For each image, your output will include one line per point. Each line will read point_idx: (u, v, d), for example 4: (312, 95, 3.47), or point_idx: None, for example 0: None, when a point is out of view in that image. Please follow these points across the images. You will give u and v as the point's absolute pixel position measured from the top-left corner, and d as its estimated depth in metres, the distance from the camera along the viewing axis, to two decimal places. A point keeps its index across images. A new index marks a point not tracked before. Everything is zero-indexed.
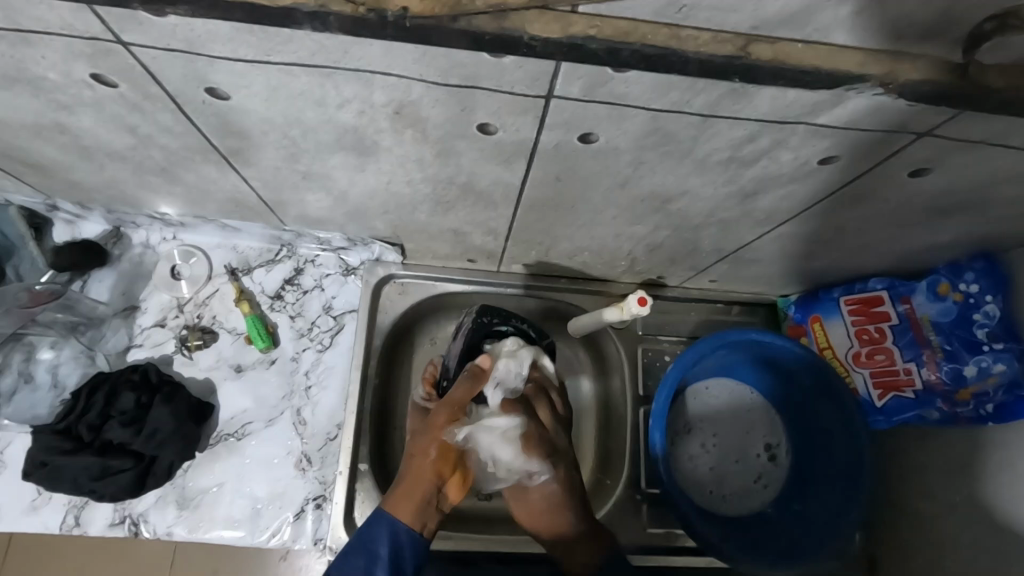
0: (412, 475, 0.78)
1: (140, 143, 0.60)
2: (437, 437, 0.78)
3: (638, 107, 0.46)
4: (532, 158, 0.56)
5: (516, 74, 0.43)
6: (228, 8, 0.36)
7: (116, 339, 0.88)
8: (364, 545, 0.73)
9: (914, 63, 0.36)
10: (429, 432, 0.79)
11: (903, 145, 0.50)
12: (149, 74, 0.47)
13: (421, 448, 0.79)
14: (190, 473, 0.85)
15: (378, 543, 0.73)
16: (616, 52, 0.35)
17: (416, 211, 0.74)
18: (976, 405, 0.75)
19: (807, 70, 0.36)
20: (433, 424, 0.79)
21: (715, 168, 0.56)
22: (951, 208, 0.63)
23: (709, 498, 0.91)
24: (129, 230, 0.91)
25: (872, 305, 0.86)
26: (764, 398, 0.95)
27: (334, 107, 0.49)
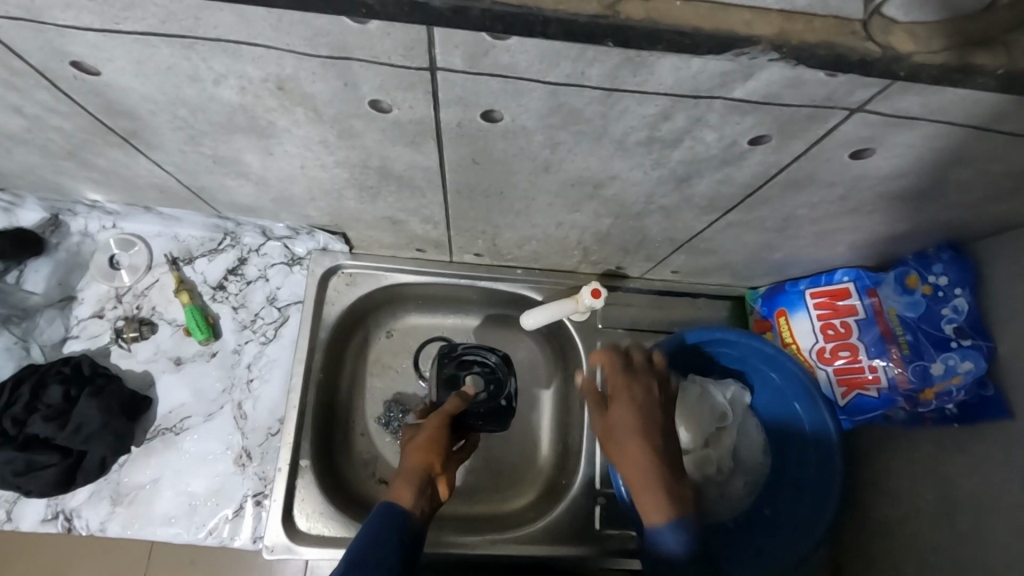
0: (405, 474, 0.67)
1: (35, 125, 0.57)
2: (434, 437, 0.71)
3: (531, 80, 0.42)
4: (440, 139, 0.52)
5: (386, 43, 0.39)
6: None
7: (52, 330, 0.85)
8: (375, 548, 0.58)
9: (810, 24, 0.32)
10: (423, 433, 0.72)
11: (835, 123, 0.45)
12: (5, 47, 0.43)
13: (415, 450, 0.70)
14: (125, 469, 0.82)
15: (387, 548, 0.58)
16: (464, 11, 0.31)
17: (344, 198, 0.70)
18: (939, 405, 0.70)
19: (686, 30, 0.31)
20: (424, 428, 0.72)
21: (638, 150, 0.52)
22: (906, 193, 0.58)
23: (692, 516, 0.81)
24: (67, 217, 0.88)
25: (838, 298, 0.81)
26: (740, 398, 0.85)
27: (212, 82, 0.46)
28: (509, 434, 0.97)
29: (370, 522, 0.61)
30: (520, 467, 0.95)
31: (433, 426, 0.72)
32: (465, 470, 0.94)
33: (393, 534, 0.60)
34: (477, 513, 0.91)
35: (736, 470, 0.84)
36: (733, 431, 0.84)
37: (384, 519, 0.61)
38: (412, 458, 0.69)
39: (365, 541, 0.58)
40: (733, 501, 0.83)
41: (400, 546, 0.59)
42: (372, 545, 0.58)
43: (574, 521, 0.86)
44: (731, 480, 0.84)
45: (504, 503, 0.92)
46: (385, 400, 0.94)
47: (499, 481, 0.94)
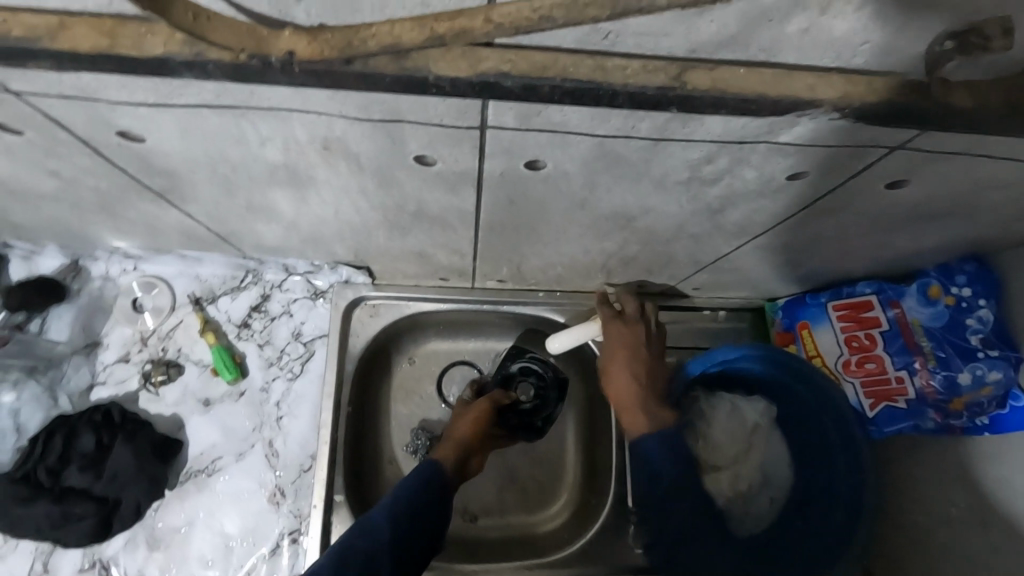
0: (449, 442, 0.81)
1: (68, 185, 0.57)
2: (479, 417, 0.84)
3: (581, 133, 0.42)
4: (479, 185, 0.52)
5: (440, 108, 0.39)
6: (94, 62, 0.32)
7: (79, 377, 0.85)
8: (419, 496, 0.69)
9: (869, 84, 0.33)
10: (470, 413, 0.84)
11: (875, 159, 0.46)
12: (51, 120, 0.43)
13: (462, 426, 0.83)
14: (160, 513, 0.82)
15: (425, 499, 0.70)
16: (534, 89, 0.32)
17: (374, 237, 0.69)
18: (970, 416, 0.72)
19: (751, 99, 0.33)
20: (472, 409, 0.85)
21: (676, 188, 0.52)
22: (936, 215, 0.59)
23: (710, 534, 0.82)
24: (88, 262, 0.87)
25: (861, 310, 0.81)
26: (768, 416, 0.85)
27: (257, 144, 0.46)
28: (535, 454, 0.96)
29: (415, 473, 0.73)
30: (547, 485, 0.95)
31: (479, 408, 0.85)
32: (494, 491, 0.94)
33: (431, 487, 0.71)
34: (509, 534, 0.92)
35: (763, 485, 0.85)
36: (760, 448, 0.84)
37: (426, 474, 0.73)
38: (458, 431, 0.82)
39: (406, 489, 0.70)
40: (756, 517, 0.84)
41: (435, 499, 0.71)
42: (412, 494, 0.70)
43: (606, 541, 0.86)
44: (759, 496, 0.84)
45: (533, 522, 0.93)
46: (412, 428, 0.94)
47: (527, 500, 0.94)
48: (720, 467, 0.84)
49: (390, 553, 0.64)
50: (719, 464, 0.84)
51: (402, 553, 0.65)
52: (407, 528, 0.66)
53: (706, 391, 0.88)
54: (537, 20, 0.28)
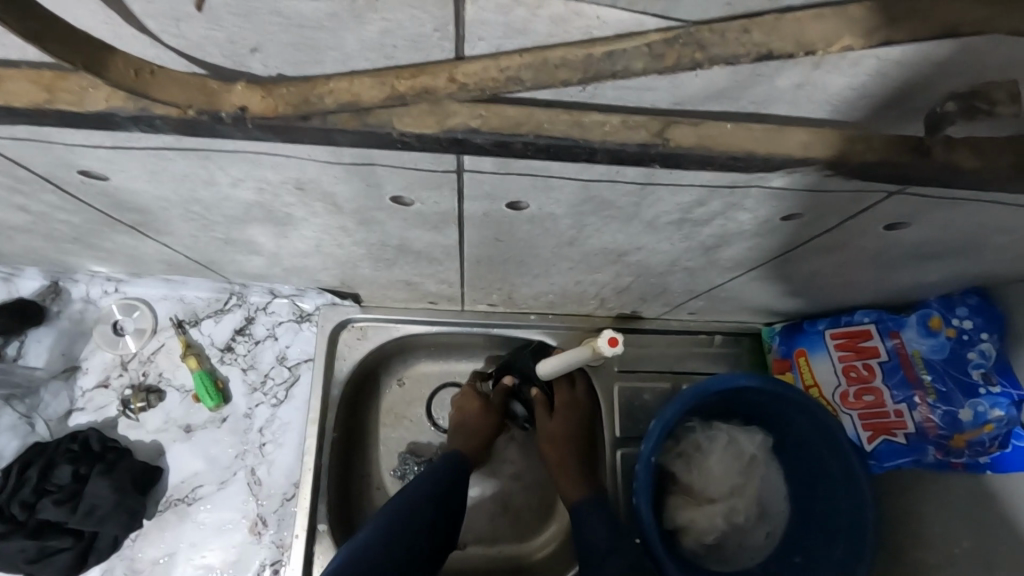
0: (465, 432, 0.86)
1: (39, 219, 0.55)
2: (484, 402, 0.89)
3: (565, 178, 0.40)
4: (462, 224, 0.50)
5: (414, 155, 0.37)
6: (36, 116, 0.30)
7: (58, 403, 0.83)
8: (440, 489, 0.75)
9: (867, 141, 0.32)
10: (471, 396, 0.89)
11: (874, 203, 0.44)
12: (11, 161, 0.42)
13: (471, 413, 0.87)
14: (139, 544, 0.80)
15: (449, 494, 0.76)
16: (508, 145, 0.30)
17: (358, 267, 0.67)
18: (972, 454, 0.69)
19: (741, 156, 0.31)
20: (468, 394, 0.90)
21: (667, 227, 0.50)
22: (937, 253, 0.57)
23: (695, 565, 0.81)
24: (68, 284, 0.86)
25: (860, 339, 0.78)
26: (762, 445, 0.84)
27: (227, 185, 0.44)
28: (527, 480, 0.92)
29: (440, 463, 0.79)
30: (539, 513, 0.91)
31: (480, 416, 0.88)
32: (484, 518, 0.91)
33: (453, 478, 0.77)
34: (499, 563, 0.89)
35: (759, 517, 0.83)
36: (756, 478, 0.83)
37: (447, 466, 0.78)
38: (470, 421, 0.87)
39: (434, 480, 0.76)
40: (752, 549, 0.82)
41: (457, 489, 0.77)
42: (439, 486, 0.75)
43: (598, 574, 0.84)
44: (756, 527, 0.83)
45: (525, 552, 0.89)
46: (401, 451, 0.92)
47: (519, 528, 0.90)
48: (715, 499, 0.80)
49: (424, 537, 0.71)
50: (714, 495, 0.81)
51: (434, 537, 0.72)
52: (438, 517, 0.73)
53: (701, 421, 0.85)
54: (505, 80, 0.26)
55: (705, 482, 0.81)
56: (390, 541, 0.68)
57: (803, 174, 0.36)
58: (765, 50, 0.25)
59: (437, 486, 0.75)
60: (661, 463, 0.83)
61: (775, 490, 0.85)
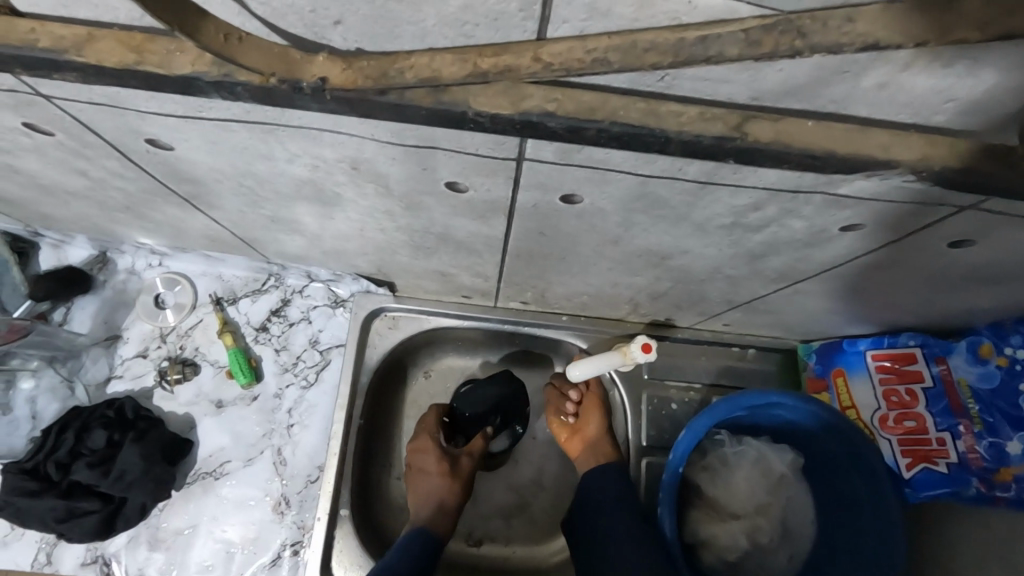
0: (439, 509, 0.80)
1: (97, 185, 0.57)
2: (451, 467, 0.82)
3: (623, 172, 0.40)
4: (510, 215, 0.50)
5: (475, 139, 0.37)
6: (120, 76, 0.31)
7: (96, 369, 0.86)
8: (411, 564, 0.71)
9: (951, 148, 0.31)
10: (435, 460, 0.82)
11: (942, 217, 0.43)
12: (81, 124, 0.43)
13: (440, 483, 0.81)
14: (165, 513, 0.81)
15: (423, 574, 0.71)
16: (580, 131, 0.30)
17: (397, 254, 0.67)
18: (1017, 490, 0.66)
19: (818, 155, 0.30)
20: (433, 457, 0.82)
21: (718, 232, 0.49)
22: (998, 277, 0.55)
23: None
24: (115, 255, 0.88)
25: (903, 362, 0.76)
26: (792, 465, 0.82)
27: (284, 161, 0.44)
28: (547, 481, 0.91)
29: (410, 541, 0.75)
30: (558, 516, 0.89)
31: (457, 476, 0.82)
32: (500, 516, 0.90)
33: (426, 553, 0.73)
34: (513, 564, 0.87)
35: (784, 539, 0.81)
36: (783, 497, 0.81)
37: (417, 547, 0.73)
38: (444, 497, 0.80)
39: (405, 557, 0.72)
40: (775, 571, 0.80)
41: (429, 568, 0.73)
42: (412, 563, 0.71)
43: None
44: (779, 548, 0.80)
45: (539, 554, 0.87)
46: None
47: (535, 530, 0.89)
48: (738, 515, 0.80)
49: None
50: (738, 511, 0.80)
51: None
52: None
53: (730, 434, 0.84)
54: (590, 63, 0.26)
55: (729, 496, 0.80)
56: None
57: (878, 179, 0.35)
58: (870, 40, 0.24)
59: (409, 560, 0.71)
60: (686, 475, 0.82)
61: (803, 513, 0.82)
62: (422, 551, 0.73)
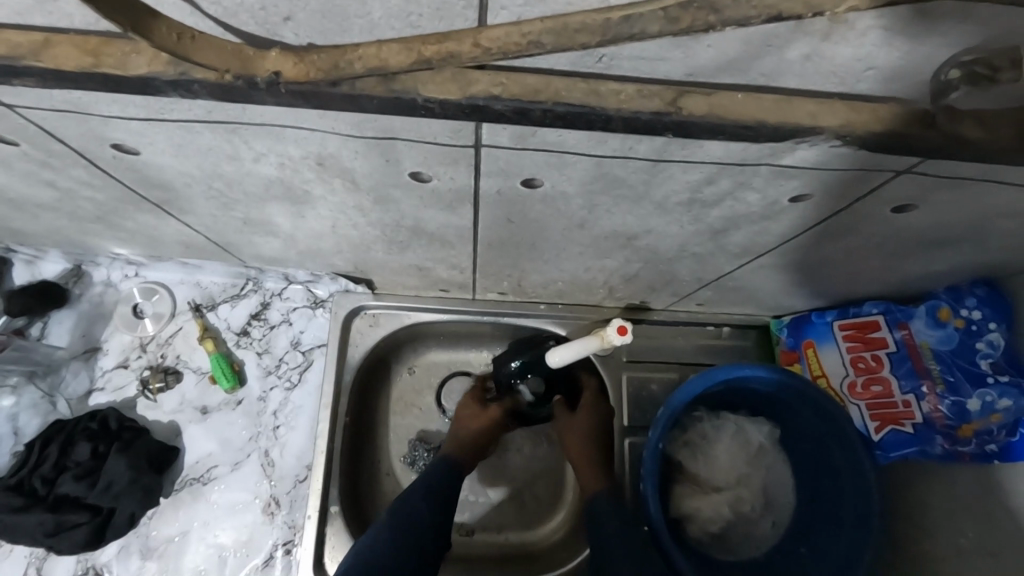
0: (461, 443, 0.83)
1: (67, 196, 0.57)
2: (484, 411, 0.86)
3: (578, 154, 0.41)
4: (477, 203, 0.51)
5: (433, 127, 0.38)
6: (80, 79, 0.32)
7: (78, 383, 0.86)
8: (434, 489, 0.75)
9: (873, 112, 0.33)
10: (472, 405, 0.86)
11: (882, 183, 0.45)
12: (46, 133, 0.44)
13: (473, 423, 0.84)
14: (154, 521, 0.82)
15: (445, 493, 0.75)
16: (526, 111, 0.32)
17: (372, 250, 0.68)
18: (978, 443, 0.68)
19: (750, 125, 0.33)
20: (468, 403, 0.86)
21: (677, 209, 0.51)
22: (944, 240, 0.58)
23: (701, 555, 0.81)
24: (90, 268, 0.88)
25: (868, 330, 0.79)
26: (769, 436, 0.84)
27: (251, 160, 0.45)
28: (535, 468, 0.93)
29: (433, 470, 0.78)
30: (546, 501, 0.91)
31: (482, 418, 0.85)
32: (490, 506, 0.91)
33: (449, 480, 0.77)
34: (506, 550, 0.88)
35: (766, 508, 0.83)
36: (762, 469, 0.83)
37: (439, 472, 0.78)
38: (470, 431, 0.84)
39: (430, 483, 0.76)
40: (758, 539, 0.82)
41: (453, 490, 0.77)
42: (436, 488, 0.75)
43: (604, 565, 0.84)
44: (761, 518, 0.83)
45: (530, 539, 0.89)
46: (410, 438, 0.92)
47: (525, 516, 0.90)
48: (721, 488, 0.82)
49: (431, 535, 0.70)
50: (721, 485, 0.81)
51: (440, 536, 0.71)
52: (440, 518, 0.73)
53: (709, 411, 0.86)
54: (526, 44, 0.27)
55: (710, 471, 0.82)
56: (399, 538, 0.68)
57: (815, 146, 0.37)
58: (776, 11, 0.26)
59: (437, 486, 0.75)
60: (668, 452, 0.84)
61: (782, 484, 0.85)
62: (445, 478, 0.77)
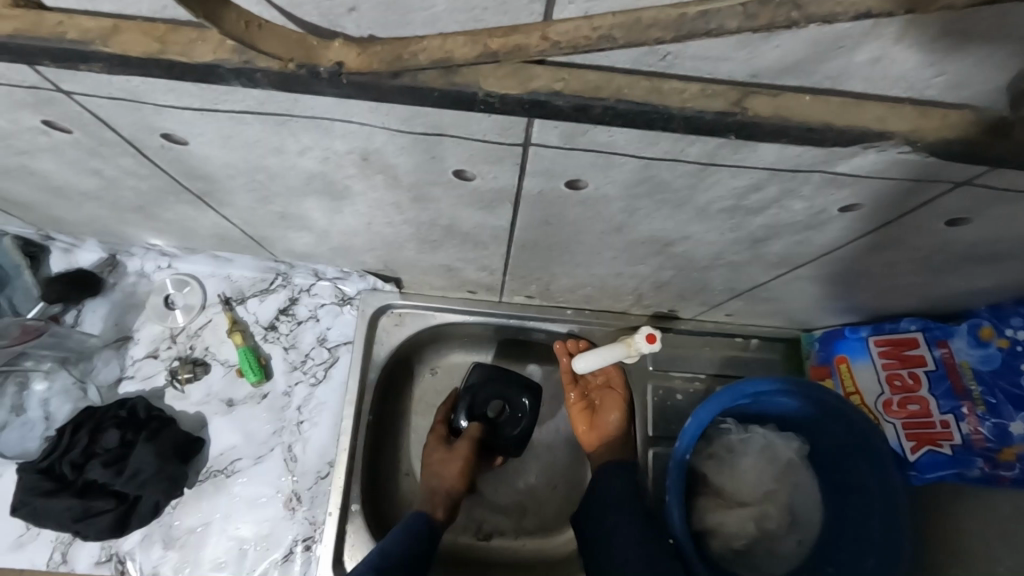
0: (431, 494, 0.81)
1: (110, 185, 0.58)
2: (450, 452, 0.84)
3: (626, 155, 0.41)
4: (516, 203, 0.51)
5: (483, 124, 0.38)
6: (144, 65, 0.33)
7: (108, 370, 0.87)
8: (393, 551, 0.69)
9: (943, 119, 0.32)
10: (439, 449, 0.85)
11: (937, 194, 0.44)
12: (98, 121, 0.44)
13: (438, 468, 0.83)
14: (178, 512, 0.82)
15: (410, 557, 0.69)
16: (586, 108, 0.32)
17: (404, 249, 0.68)
18: (1021, 467, 0.68)
19: (815, 128, 0.32)
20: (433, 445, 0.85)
21: (720, 216, 0.50)
22: (995, 256, 0.56)
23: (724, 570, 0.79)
24: (124, 258, 0.90)
25: (904, 347, 0.76)
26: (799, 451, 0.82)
27: (295, 153, 0.45)
28: (556, 475, 0.92)
29: (398, 532, 0.73)
30: (566, 509, 0.90)
31: (448, 457, 0.84)
32: (509, 511, 0.90)
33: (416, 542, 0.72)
34: (523, 557, 0.87)
35: (792, 525, 0.81)
36: (788, 484, 0.81)
37: (403, 533, 0.72)
38: (433, 482, 0.82)
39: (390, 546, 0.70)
40: (783, 557, 0.80)
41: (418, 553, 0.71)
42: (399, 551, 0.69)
43: None
44: (787, 536, 0.80)
45: (549, 547, 0.88)
46: None
47: (544, 524, 0.89)
48: (746, 503, 0.80)
49: None
50: (746, 500, 0.80)
51: None
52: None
53: (737, 423, 0.85)
54: (596, 39, 0.27)
55: (735, 485, 0.80)
56: None
57: (879, 153, 0.37)
58: (862, 9, 0.25)
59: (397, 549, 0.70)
60: (693, 464, 0.83)
61: (809, 501, 0.82)
62: (409, 539, 0.72)
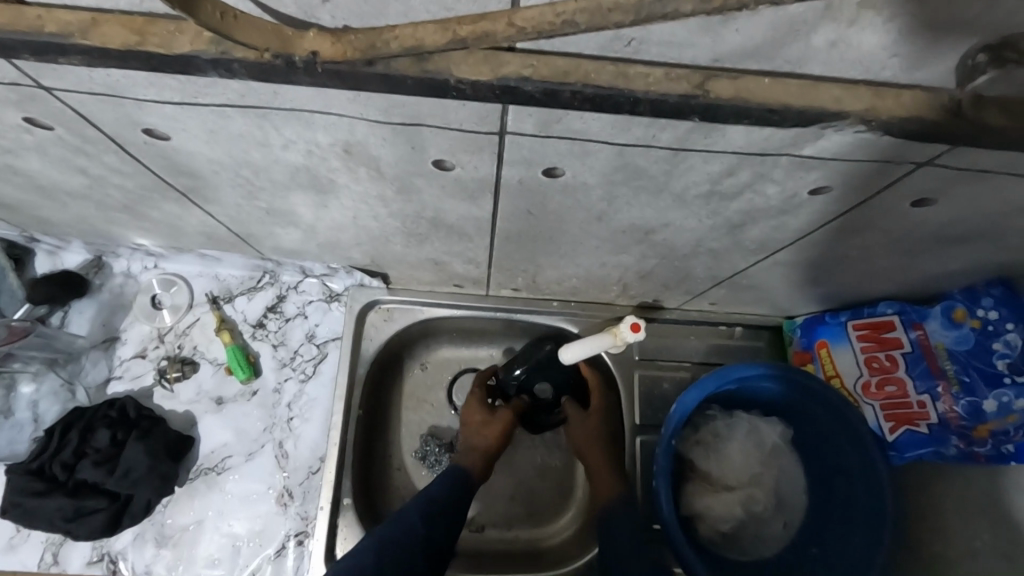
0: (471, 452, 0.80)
1: (95, 183, 0.59)
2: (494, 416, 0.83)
3: (600, 142, 0.42)
4: (497, 193, 0.52)
5: (460, 113, 0.39)
6: (123, 57, 0.34)
7: (96, 371, 0.87)
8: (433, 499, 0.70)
9: (897, 99, 0.34)
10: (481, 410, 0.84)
11: (902, 175, 0.45)
12: (81, 117, 0.45)
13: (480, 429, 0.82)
14: (169, 510, 0.82)
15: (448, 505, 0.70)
16: (555, 93, 0.33)
17: (391, 243, 0.69)
18: (994, 444, 0.69)
19: (775, 108, 0.34)
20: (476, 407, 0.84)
21: (696, 202, 0.51)
22: (964, 237, 0.58)
23: (713, 553, 0.80)
24: (110, 258, 0.90)
25: (882, 330, 0.78)
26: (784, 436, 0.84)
27: (278, 147, 0.46)
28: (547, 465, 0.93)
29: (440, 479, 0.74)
30: (557, 499, 0.91)
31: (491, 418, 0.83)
32: (501, 502, 0.91)
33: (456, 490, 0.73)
34: (515, 547, 0.88)
35: (778, 508, 0.83)
36: (774, 467, 0.83)
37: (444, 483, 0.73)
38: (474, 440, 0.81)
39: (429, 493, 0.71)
40: (769, 539, 0.82)
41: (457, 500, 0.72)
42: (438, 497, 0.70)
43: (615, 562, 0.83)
44: (773, 518, 0.82)
45: (541, 536, 0.89)
46: (421, 433, 0.93)
47: (535, 514, 0.90)
48: (732, 487, 0.81)
49: (422, 550, 0.64)
50: (733, 484, 0.81)
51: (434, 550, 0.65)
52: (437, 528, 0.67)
53: (722, 410, 0.86)
54: (559, 24, 0.28)
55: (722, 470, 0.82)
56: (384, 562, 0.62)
57: (839, 134, 0.38)
58: None
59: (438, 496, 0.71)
60: (680, 451, 0.84)
61: (794, 485, 0.84)
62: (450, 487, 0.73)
